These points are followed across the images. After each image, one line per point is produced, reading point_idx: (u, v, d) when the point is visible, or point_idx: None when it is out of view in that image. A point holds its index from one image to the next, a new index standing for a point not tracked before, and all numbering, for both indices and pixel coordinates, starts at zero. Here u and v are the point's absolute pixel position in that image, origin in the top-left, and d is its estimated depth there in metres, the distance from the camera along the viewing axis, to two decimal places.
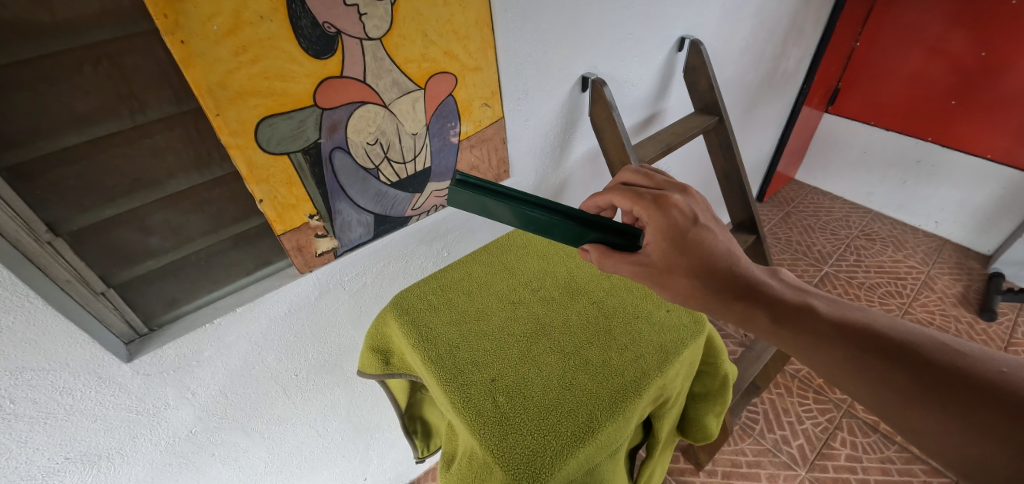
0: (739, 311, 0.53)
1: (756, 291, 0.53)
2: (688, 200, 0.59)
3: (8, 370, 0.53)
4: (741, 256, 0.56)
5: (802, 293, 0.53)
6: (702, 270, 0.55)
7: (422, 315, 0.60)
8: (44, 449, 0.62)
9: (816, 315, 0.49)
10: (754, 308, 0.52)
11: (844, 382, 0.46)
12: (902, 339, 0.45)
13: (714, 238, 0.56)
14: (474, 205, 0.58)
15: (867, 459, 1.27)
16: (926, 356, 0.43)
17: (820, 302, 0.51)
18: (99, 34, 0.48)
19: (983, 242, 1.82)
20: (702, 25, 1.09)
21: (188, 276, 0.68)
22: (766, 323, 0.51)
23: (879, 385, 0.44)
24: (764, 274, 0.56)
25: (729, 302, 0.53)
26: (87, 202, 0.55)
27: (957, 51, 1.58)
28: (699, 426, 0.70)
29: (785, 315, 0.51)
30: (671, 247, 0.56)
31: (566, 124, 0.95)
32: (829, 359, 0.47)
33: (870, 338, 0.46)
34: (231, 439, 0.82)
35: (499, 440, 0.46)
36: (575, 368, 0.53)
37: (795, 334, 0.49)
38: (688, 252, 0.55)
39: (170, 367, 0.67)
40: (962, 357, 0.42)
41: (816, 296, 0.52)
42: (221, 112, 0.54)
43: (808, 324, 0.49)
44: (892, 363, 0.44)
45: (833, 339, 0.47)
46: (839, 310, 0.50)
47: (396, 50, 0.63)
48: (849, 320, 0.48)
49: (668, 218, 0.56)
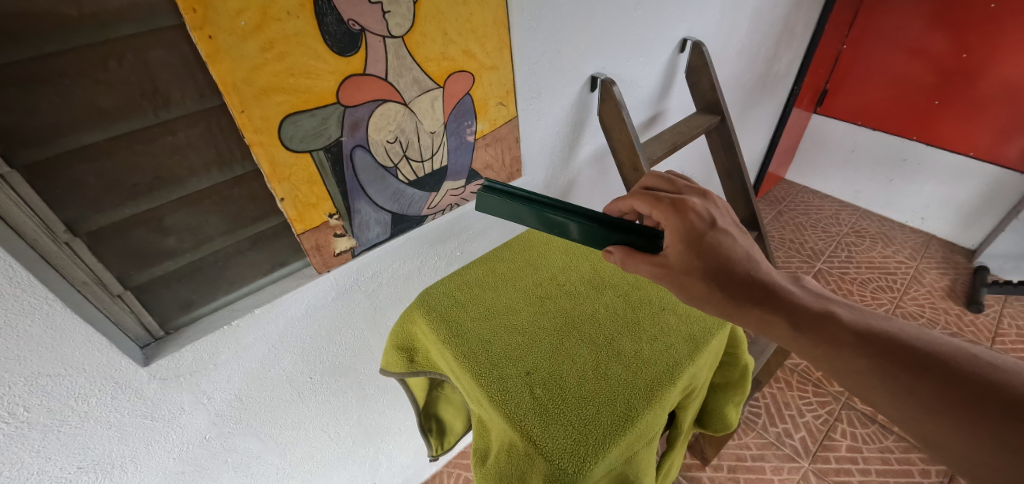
0: (758, 317, 0.52)
1: (774, 297, 0.52)
2: (706, 208, 0.59)
3: (24, 376, 0.52)
4: (760, 261, 0.56)
5: (824, 300, 0.52)
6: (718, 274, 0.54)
7: (450, 311, 0.60)
8: (57, 459, 0.60)
9: (838, 323, 0.48)
10: (773, 314, 0.51)
11: (865, 391, 0.45)
12: (929, 350, 0.44)
13: (732, 242, 0.56)
14: (502, 211, 0.61)
15: (867, 449, 1.30)
16: (953, 367, 0.42)
17: (842, 310, 0.50)
18: (125, 28, 0.48)
19: (968, 236, 1.88)
20: (703, 26, 1.11)
21: (205, 277, 0.67)
22: (786, 330, 0.50)
23: (904, 397, 0.43)
24: (785, 280, 0.55)
25: (747, 306, 0.52)
26: (108, 200, 0.54)
27: (938, 52, 1.65)
28: (718, 416, 0.71)
29: (805, 321, 0.50)
30: (688, 249, 0.56)
31: (575, 123, 0.96)
32: (852, 369, 0.46)
33: (893, 347, 0.45)
34: (244, 445, 0.80)
35: (542, 430, 0.46)
36: (608, 358, 0.53)
37: (815, 342, 0.48)
38: (704, 255, 0.55)
39: (187, 371, 0.66)
40: (995, 369, 0.41)
41: (839, 303, 0.51)
42: (246, 109, 0.53)
43: (829, 331, 0.48)
44: (917, 376, 0.43)
45: (855, 348, 0.46)
46: (862, 317, 0.49)
47: (417, 49, 0.64)
48: (874, 332, 0.46)
49: (681, 223, 0.57)
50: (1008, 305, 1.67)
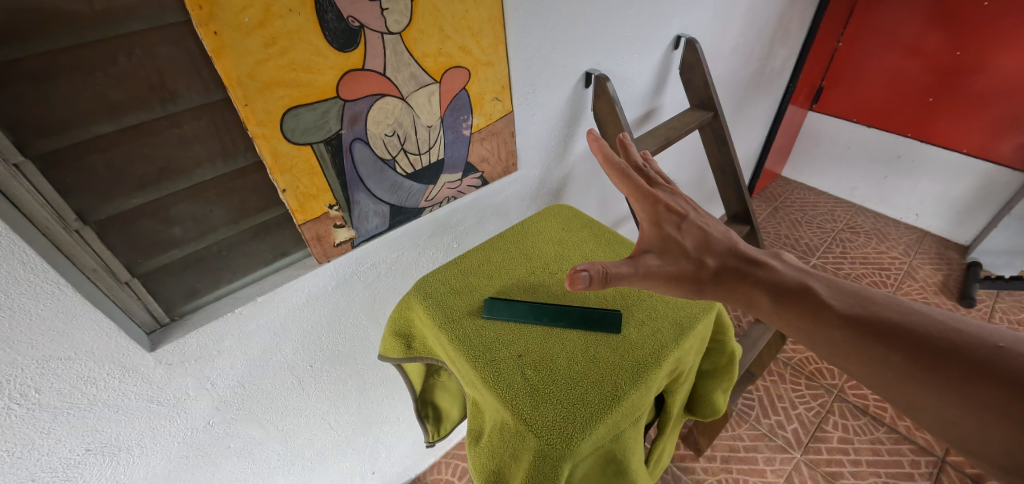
0: (741, 294, 0.56)
1: (756, 275, 0.57)
2: (675, 198, 0.65)
3: (36, 359, 0.54)
4: (741, 243, 0.61)
5: (803, 275, 0.56)
6: (704, 256, 0.60)
7: (445, 297, 0.62)
8: (66, 441, 0.63)
9: (816, 297, 0.53)
10: (756, 290, 0.56)
11: (841, 359, 0.49)
12: (899, 320, 0.48)
13: (704, 227, 0.62)
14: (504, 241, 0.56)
15: (858, 440, 1.32)
16: (921, 334, 0.46)
17: (819, 284, 0.54)
18: (134, 24, 0.50)
19: (960, 232, 1.90)
20: (697, 24, 1.13)
21: (210, 267, 0.69)
22: (767, 304, 0.55)
23: (877, 362, 0.47)
24: (765, 257, 0.59)
25: (731, 286, 0.57)
26: (116, 190, 0.56)
27: (933, 50, 1.66)
28: (707, 403, 0.74)
29: (786, 294, 0.54)
30: (664, 232, 0.60)
31: (570, 118, 0.98)
32: (829, 339, 0.50)
33: (866, 318, 0.49)
34: (247, 431, 0.82)
35: (532, 409, 0.48)
36: (597, 341, 0.56)
37: (795, 315, 0.53)
38: (687, 238, 0.60)
39: (192, 357, 0.68)
40: (960, 334, 0.44)
41: (816, 278, 0.56)
42: (249, 102, 0.56)
43: (807, 304, 0.53)
44: (887, 343, 0.47)
45: (833, 319, 0.50)
46: (837, 291, 0.53)
47: (415, 45, 0.66)
48: (850, 305, 0.51)
49: (659, 206, 0.62)
50: (1000, 299, 1.70)
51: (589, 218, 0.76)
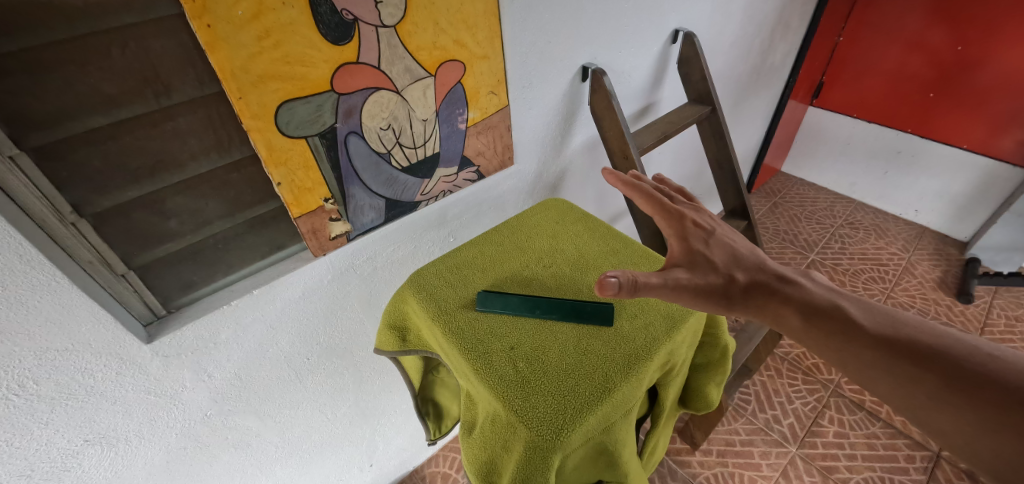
0: (770, 311, 0.56)
1: (784, 293, 0.57)
2: (699, 214, 0.65)
3: (34, 350, 0.54)
4: (768, 261, 0.61)
5: (832, 295, 0.56)
6: (733, 272, 0.59)
7: (439, 290, 0.62)
8: (64, 431, 0.63)
9: (846, 317, 0.53)
10: (785, 308, 0.55)
11: (871, 381, 0.49)
12: (932, 344, 0.48)
13: (731, 244, 0.62)
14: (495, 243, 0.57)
15: (854, 435, 1.33)
16: (954, 359, 0.46)
17: (848, 304, 0.55)
18: (127, 17, 0.50)
19: (960, 228, 1.90)
20: (695, 17, 1.12)
21: (206, 259, 0.70)
22: (797, 322, 0.55)
23: (910, 386, 0.47)
24: (794, 275, 0.59)
25: (759, 302, 0.57)
26: (112, 183, 0.57)
27: (935, 45, 1.65)
28: (701, 395, 0.74)
29: (816, 313, 0.54)
30: (691, 248, 0.60)
31: (567, 112, 0.98)
32: (859, 360, 0.50)
33: (897, 340, 0.49)
34: (244, 422, 0.83)
35: (523, 400, 0.49)
36: (589, 334, 0.56)
37: (824, 335, 0.53)
38: (715, 254, 0.60)
39: (188, 349, 0.68)
40: (994, 360, 0.45)
41: (845, 298, 0.56)
42: (243, 95, 0.56)
43: (836, 324, 0.53)
44: (923, 368, 0.47)
45: (862, 339, 0.51)
46: (868, 312, 0.53)
47: (409, 38, 0.66)
48: (880, 326, 0.51)
49: (686, 221, 0.62)
50: (998, 296, 1.70)
51: (584, 212, 0.77)
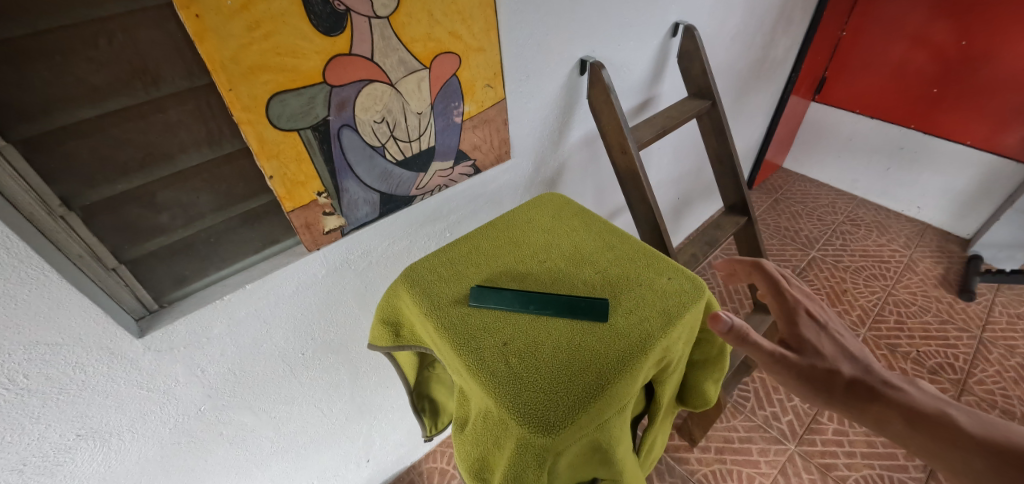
0: (873, 410, 0.55)
1: (884, 391, 0.56)
2: (812, 299, 0.66)
3: (23, 344, 0.54)
4: (873, 361, 0.60)
5: (943, 403, 0.54)
6: (839, 363, 0.59)
7: (432, 285, 0.62)
8: (56, 426, 0.63)
9: (954, 424, 0.50)
10: (887, 408, 0.54)
11: None
12: None
13: (837, 335, 0.62)
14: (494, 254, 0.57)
15: (853, 432, 1.32)
16: None
17: (960, 414, 0.52)
18: (113, 6, 0.49)
19: (962, 225, 1.88)
20: (696, 10, 1.11)
21: (198, 253, 0.69)
22: (901, 426, 0.53)
23: None
24: (902, 381, 0.57)
25: (858, 397, 0.56)
26: (101, 176, 0.56)
27: (939, 39, 1.63)
28: (697, 392, 0.74)
29: (921, 418, 0.52)
30: (792, 331, 0.62)
31: (565, 106, 0.97)
32: (966, 469, 0.47)
33: (1015, 455, 0.46)
34: (239, 417, 0.83)
35: (515, 397, 0.48)
36: (583, 330, 0.55)
37: (926, 437, 0.51)
38: (821, 341, 0.61)
39: (181, 343, 0.68)
40: None
41: (958, 408, 0.53)
42: (233, 87, 0.55)
43: (943, 430, 0.50)
44: None
45: (971, 448, 0.48)
46: (981, 422, 0.50)
47: (403, 29, 0.65)
48: (993, 435, 0.48)
49: (800, 305, 0.64)
50: (1000, 293, 1.68)
51: (580, 207, 0.76)
